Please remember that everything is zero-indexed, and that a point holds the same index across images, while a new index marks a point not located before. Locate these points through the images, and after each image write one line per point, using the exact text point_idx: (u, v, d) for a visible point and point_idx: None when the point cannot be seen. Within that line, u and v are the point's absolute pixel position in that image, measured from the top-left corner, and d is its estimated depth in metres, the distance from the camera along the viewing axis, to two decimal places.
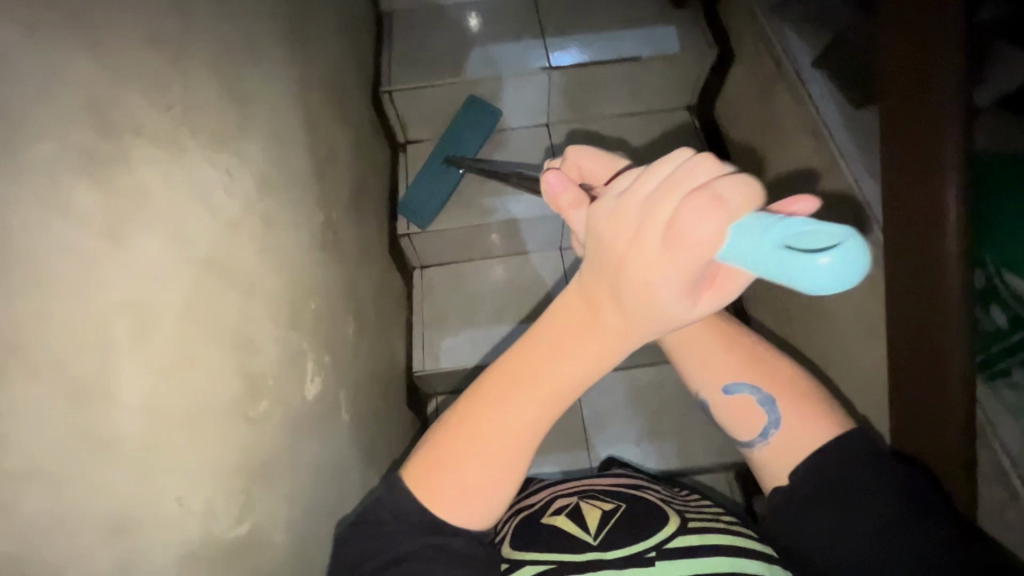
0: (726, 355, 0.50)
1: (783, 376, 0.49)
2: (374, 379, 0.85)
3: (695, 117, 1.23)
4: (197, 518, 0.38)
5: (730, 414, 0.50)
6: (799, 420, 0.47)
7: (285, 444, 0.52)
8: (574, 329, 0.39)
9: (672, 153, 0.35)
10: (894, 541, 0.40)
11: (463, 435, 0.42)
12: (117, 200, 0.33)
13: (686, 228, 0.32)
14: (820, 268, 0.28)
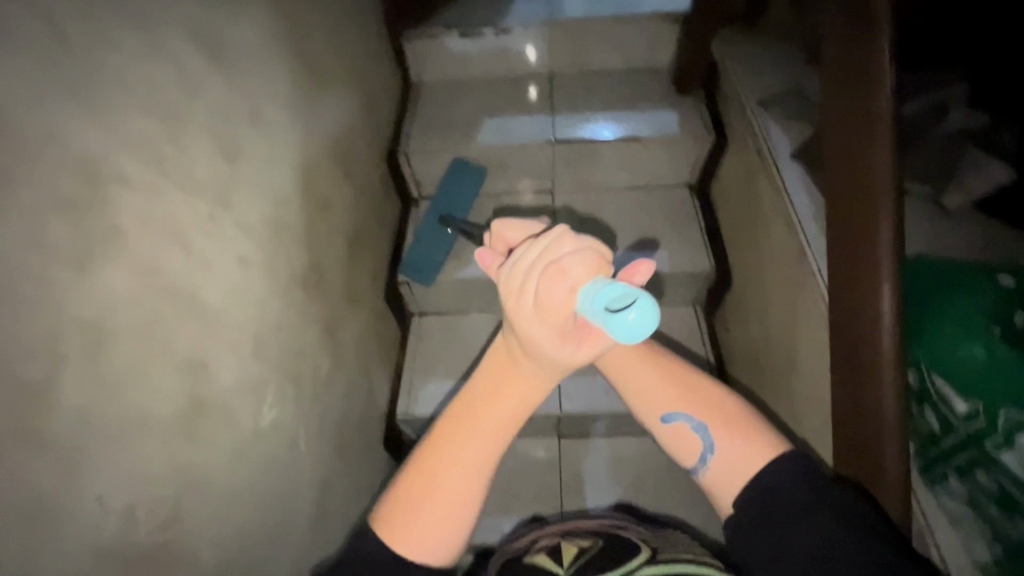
0: (660, 384, 0.58)
1: (715, 405, 0.57)
2: (345, 417, 0.89)
3: (695, 195, 1.28)
4: (117, 519, 0.42)
5: (672, 440, 0.57)
6: (729, 446, 0.55)
7: (228, 465, 0.57)
8: (500, 379, 0.49)
9: (547, 232, 0.47)
10: (827, 547, 0.46)
11: (422, 478, 0.48)
12: (90, 235, 0.40)
13: (548, 297, 0.44)
14: (627, 321, 0.40)
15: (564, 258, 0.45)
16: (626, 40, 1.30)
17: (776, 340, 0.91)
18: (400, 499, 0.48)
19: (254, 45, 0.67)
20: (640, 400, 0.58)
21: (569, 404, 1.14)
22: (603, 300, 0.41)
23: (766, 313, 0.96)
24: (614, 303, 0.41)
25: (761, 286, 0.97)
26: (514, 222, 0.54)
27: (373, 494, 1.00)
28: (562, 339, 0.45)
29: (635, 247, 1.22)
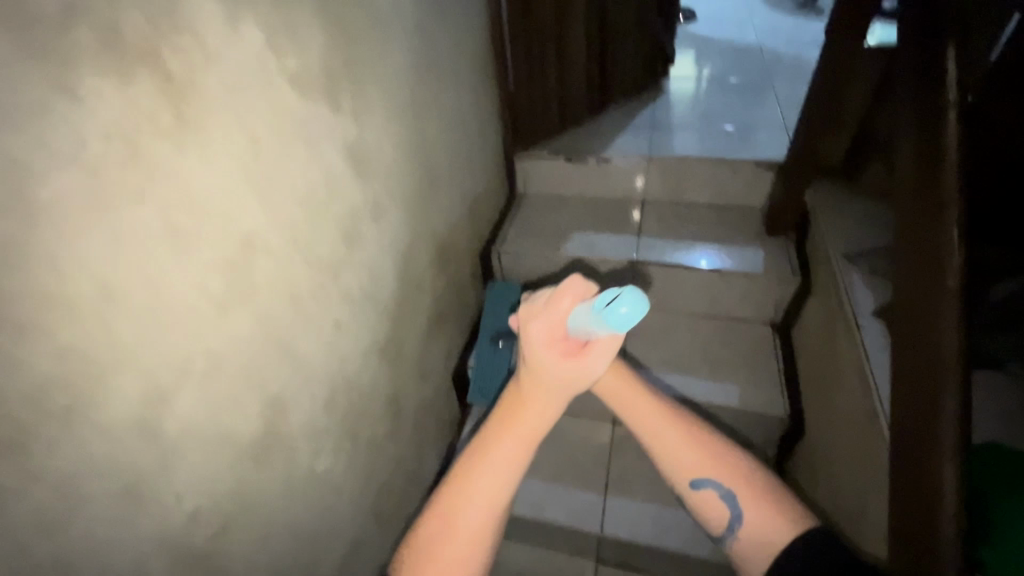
0: (688, 445, 0.59)
1: (744, 477, 0.58)
2: (389, 483, 0.94)
3: (774, 334, 1.26)
4: (184, 517, 0.50)
5: (701, 508, 0.58)
6: (756, 520, 0.56)
7: (278, 498, 0.64)
8: (511, 413, 0.56)
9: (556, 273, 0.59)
10: None
11: (442, 511, 0.55)
12: (234, 287, 0.53)
13: (548, 302, 0.54)
14: (621, 310, 0.49)
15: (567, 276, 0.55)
16: (720, 179, 1.38)
17: (845, 503, 0.83)
18: (425, 533, 0.55)
19: (391, 157, 0.84)
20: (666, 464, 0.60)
21: (610, 525, 1.12)
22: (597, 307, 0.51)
23: (835, 471, 0.89)
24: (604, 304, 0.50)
25: (832, 441, 0.91)
26: None
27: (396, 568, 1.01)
28: (555, 350, 0.53)
29: (703, 375, 1.21)
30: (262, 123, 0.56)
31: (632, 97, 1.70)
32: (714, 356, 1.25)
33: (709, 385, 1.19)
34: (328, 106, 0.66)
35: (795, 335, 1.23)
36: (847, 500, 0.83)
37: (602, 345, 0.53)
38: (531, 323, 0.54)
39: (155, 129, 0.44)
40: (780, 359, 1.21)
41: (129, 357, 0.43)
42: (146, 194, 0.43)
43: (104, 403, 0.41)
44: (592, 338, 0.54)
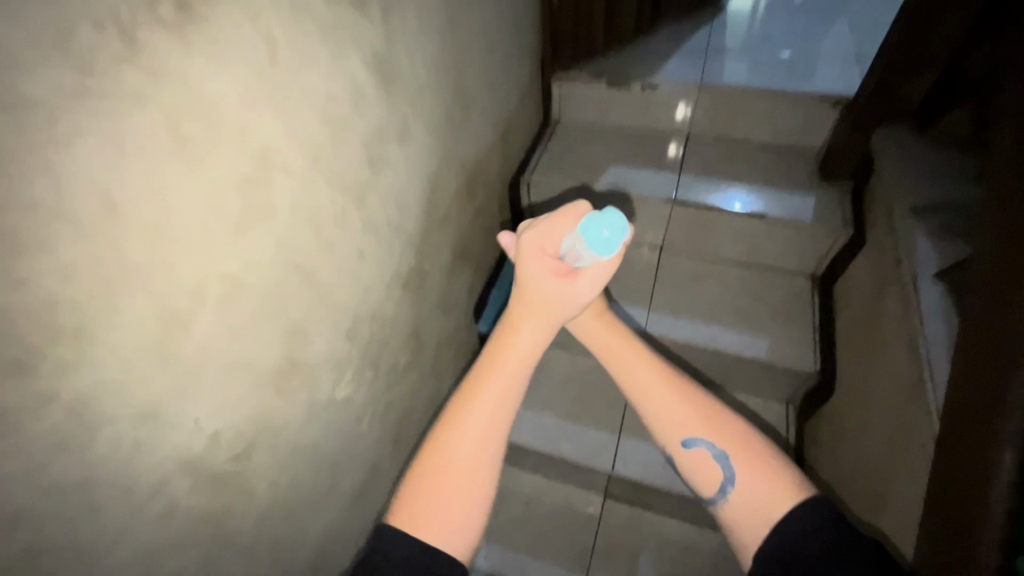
0: (677, 403, 0.59)
1: (738, 435, 0.57)
2: (407, 412, 0.95)
3: (813, 287, 1.20)
4: (203, 440, 0.50)
5: (692, 467, 0.57)
6: (751, 483, 0.54)
7: (297, 424, 0.64)
8: (500, 347, 0.57)
9: None
10: None
11: (431, 453, 0.54)
12: (250, 206, 0.50)
13: (549, 219, 0.59)
14: (604, 229, 0.55)
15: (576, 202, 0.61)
16: (777, 116, 1.25)
17: (873, 467, 0.81)
18: (414, 478, 0.54)
19: (421, 71, 0.76)
20: (657, 423, 0.60)
21: (623, 466, 1.11)
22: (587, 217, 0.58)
23: (861, 434, 0.86)
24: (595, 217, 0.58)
25: (864, 404, 0.88)
26: None
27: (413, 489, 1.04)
28: (545, 264, 0.57)
29: (732, 326, 1.16)
30: (279, 21, 0.49)
31: (688, 17, 1.52)
32: (747, 307, 1.19)
33: (739, 336, 1.15)
34: (354, 6, 0.59)
35: (839, 295, 1.14)
36: (874, 464, 0.80)
37: (591, 270, 0.57)
38: (525, 235, 0.59)
39: (156, 22, 0.38)
40: (816, 313, 1.15)
41: (137, 276, 0.40)
42: (149, 98, 0.38)
43: (113, 324, 0.39)
44: (583, 264, 0.57)
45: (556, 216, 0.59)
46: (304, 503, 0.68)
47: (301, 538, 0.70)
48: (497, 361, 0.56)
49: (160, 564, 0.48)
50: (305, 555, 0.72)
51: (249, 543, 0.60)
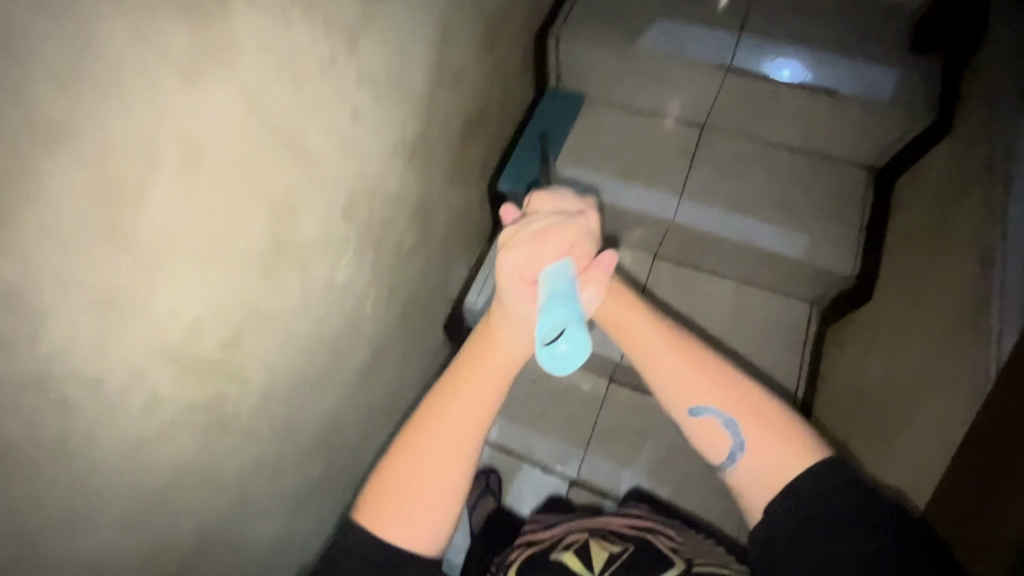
0: (685, 369, 0.55)
1: (751, 403, 0.53)
2: (413, 293, 0.90)
3: (869, 179, 1.07)
4: (181, 328, 0.45)
5: (700, 435, 0.54)
6: (762, 448, 0.51)
7: (292, 308, 0.58)
8: (477, 360, 0.57)
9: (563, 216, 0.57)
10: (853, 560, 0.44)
11: (401, 461, 0.54)
12: (203, 46, 0.39)
13: (531, 242, 0.55)
14: (559, 348, 0.47)
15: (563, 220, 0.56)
16: None
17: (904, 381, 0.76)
18: (383, 482, 0.53)
19: None
20: (661, 387, 0.56)
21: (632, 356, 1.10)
22: (559, 294, 0.51)
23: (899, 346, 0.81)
24: (564, 305, 0.49)
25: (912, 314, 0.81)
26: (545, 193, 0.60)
27: (419, 366, 1.04)
28: (523, 292, 0.56)
29: (770, 219, 1.05)
30: None
31: None
32: (789, 197, 1.07)
33: (774, 232, 1.04)
34: None
35: (892, 209, 1.02)
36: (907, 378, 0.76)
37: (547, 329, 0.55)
38: (505, 254, 0.56)
39: None
40: (867, 211, 1.03)
41: (56, 133, 0.32)
42: None
43: (36, 193, 0.32)
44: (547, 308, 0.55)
45: (537, 239, 0.55)
46: (303, 385, 0.66)
47: (306, 416, 0.69)
48: (473, 373, 0.56)
49: (153, 452, 0.46)
50: (312, 429, 0.72)
51: (251, 425, 0.58)
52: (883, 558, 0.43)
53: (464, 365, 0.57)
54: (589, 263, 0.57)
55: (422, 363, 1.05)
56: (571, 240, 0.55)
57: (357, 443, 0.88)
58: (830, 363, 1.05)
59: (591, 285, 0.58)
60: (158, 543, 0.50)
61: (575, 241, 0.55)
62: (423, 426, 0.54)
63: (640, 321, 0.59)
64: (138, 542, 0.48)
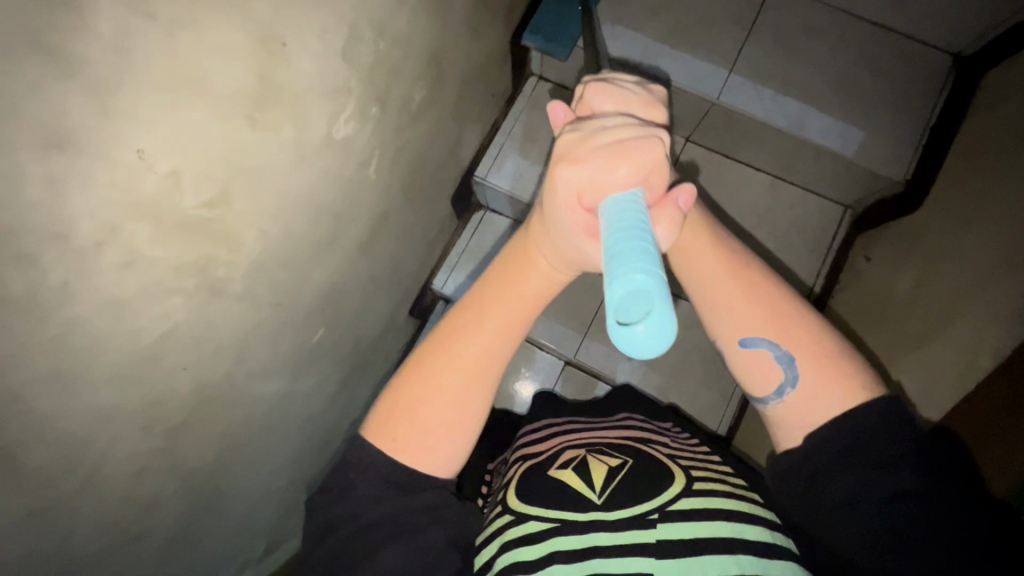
0: (746, 298, 0.50)
1: (810, 339, 0.48)
2: (420, 159, 0.82)
3: (953, 69, 0.91)
4: (158, 180, 0.39)
5: (749, 367, 0.50)
6: (817, 385, 0.47)
7: (285, 165, 0.51)
8: (507, 284, 0.55)
9: (643, 129, 0.48)
10: (894, 522, 0.42)
11: (417, 386, 0.52)
12: None
13: (599, 157, 0.46)
14: (637, 331, 0.36)
15: (644, 138, 0.47)
16: None
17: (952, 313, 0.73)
18: (396, 404, 0.52)
19: None
20: (708, 311, 0.52)
21: None
22: (629, 251, 0.38)
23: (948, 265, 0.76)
24: (637, 263, 0.37)
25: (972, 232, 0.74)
26: (610, 91, 0.55)
27: (423, 239, 1.00)
28: (579, 217, 0.49)
29: (825, 107, 0.93)
30: None
31: None
32: (853, 80, 0.93)
33: (830, 124, 0.93)
34: None
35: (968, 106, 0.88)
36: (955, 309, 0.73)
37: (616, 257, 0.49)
38: (564, 168, 0.48)
39: None
40: (939, 108, 0.90)
41: None
42: None
43: None
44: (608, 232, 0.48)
45: (608, 155, 0.46)
46: (300, 251, 0.61)
47: (306, 284, 0.66)
48: (504, 298, 0.54)
49: (144, 315, 0.43)
50: (311, 297, 0.69)
51: (247, 290, 0.55)
52: (925, 495, 0.42)
53: (493, 289, 0.55)
54: (662, 194, 0.49)
55: (426, 235, 1.01)
56: (647, 163, 0.46)
57: (358, 311, 0.87)
58: (853, 272, 0.99)
59: (662, 222, 0.49)
60: (160, 398, 0.50)
61: (655, 166, 0.46)
62: (444, 352, 0.52)
63: (700, 245, 0.53)
64: (138, 394, 0.47)
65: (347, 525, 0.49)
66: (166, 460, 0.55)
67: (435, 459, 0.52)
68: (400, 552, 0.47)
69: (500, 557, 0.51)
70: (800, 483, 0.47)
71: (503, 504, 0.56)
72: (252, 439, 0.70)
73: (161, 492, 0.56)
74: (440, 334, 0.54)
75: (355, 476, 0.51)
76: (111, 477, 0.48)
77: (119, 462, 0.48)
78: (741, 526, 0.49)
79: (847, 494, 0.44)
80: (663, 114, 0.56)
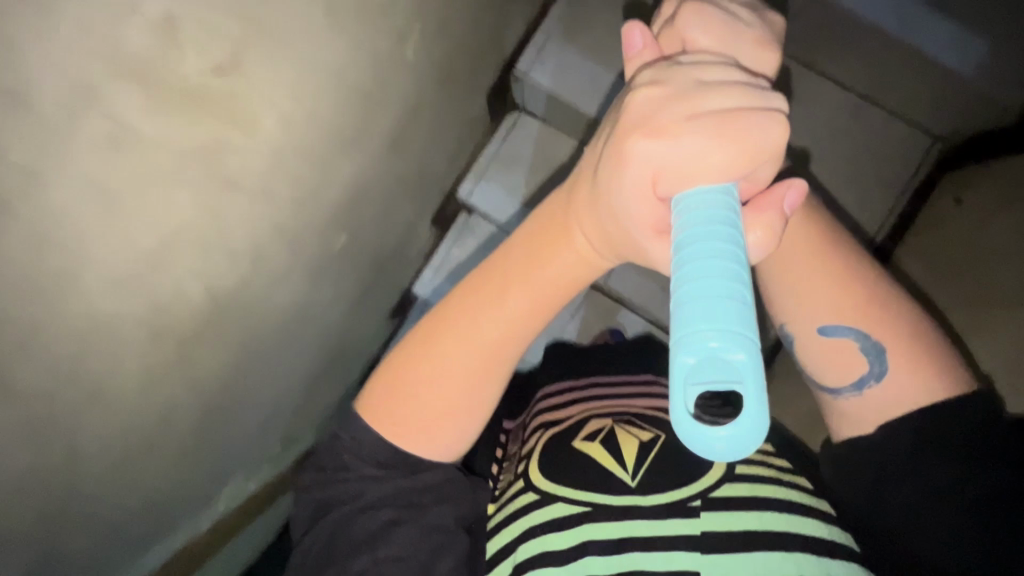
0: (836, 291, 0.50)
1: (899, 333, 0.50)
2: (461, 38, 0.69)
3: None
4: (151, 29, 0.28)
5: (824, 359, 0.52)
6: (902, 380, 0.49)
7: (311, 26, 0.40)
8: (529, 269, 0.51)
9: (754, 108, 0.42)
10: (918, 493, 0.48)
11: (430, 368, 0.52)
12: None
13: (699, 138, 0.41)
14: (719, 440, 0.35)
15: (754, 120, 0.41)
16: None
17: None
18: (409, 380, 0.53)
19: None
20: (785, 300, 0.52)
21: None
22: (717, 332, 0.34)
23: None
24: (727, 355, 0.34)
25: None
26: (709, 26, 0.50)
27: (453, 139, 0.88)
28: (649, 206, 0.44)
29: None
30: None
31: None
32: None
33: (944, 39, 0.81)
34: None
35: None
36: None
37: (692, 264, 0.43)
38: (644, 140, 0.42)
39: None
40: None
41: None
42: None
43: None
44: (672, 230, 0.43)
45: (710, 136, 0.40)
46: (324, 144, 0.51)
47: (328, 185, 0.57)
48: (521, 283, 0.51)
49: (144, 211, 0.35)
50: (333, 197, 0.60)
51: (264, 186, 0.46)
52: (955, 470, 0.47)
53: (513, 270, 0.52)
54: (761, 193, 0.45)
55: (458, 134, 0.89)
56: (750, 148, 0.41)
57: (381, 216, 0.78)
58: (934, 217, 0.82)
59: (757, 227, 0.44)
60: (165, 305, 0.43)
61: (761, 156, 0.41)
62: (457, 333, 0.52)
63: (789, 244, 0.51)
64: (142, 302, 0.40)
65: (342, 510, 0.53)
66: (177, 371, 0.49)
67: (448, 437, 0.54)
68: (405, 534, 0.52)
69: (522, 548, 0.54)
70: (848, 467, 0.52)
71: (526, 479, 0.57)
72: (267, 351, 0.64)
73: (172, 403, 0.51)
74: (451, 311, 0.53)
75: (348, 460, 0.55)
76: (116, 389, 0.42)
77: (126, 373, 0.43)
78: (787, 516, 0.51)
79: (915, 489, 0.48)
80: (769, 61, 0.51)
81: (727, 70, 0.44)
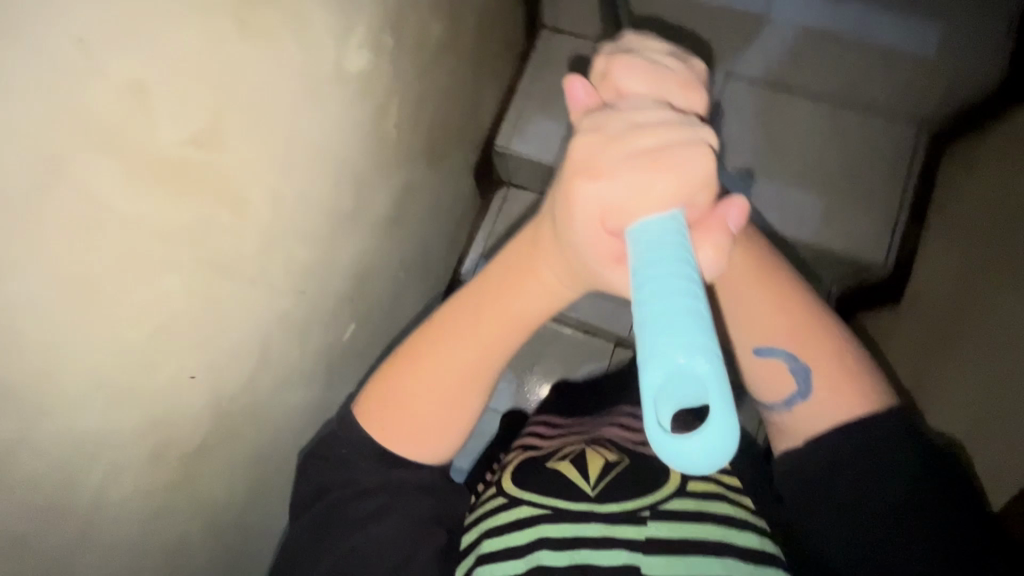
0: (767, 308, 0.48)
1: (832, 355, 0.47)
2: (438, 118, 0.71)
3: None
4: (121, 98, 0.27)
5: (753, 374, 0.49)
6: (829, 399, 0.46)
7: (290, 103, 0.40)
8: (496, 299, 0.51)
9: (684, 136, 0.41)
10: (850, 499, 0.44)
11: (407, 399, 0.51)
12: None
13: (632, 172, 0.39)
14: (692, 455, 0.31)
15: (685, 149, 0.40)
16: None
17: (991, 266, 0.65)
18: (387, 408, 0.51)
19: None
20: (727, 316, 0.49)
21: None
22: (680, 341, 0.32)
23: None
24: (693, 360, 0.31)
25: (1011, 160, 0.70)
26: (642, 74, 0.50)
27: (449, 218, 0.89)
28: (600, 240, 0.42)
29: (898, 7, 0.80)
30: None
31: None
32: None
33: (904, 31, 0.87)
34: None
35: None
36: None
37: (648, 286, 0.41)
38: (584, 182, 0.41)
39: None
40: None
41: None
42: None
43: None
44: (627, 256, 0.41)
45: (645, 168, 0.39)
46: (319, 226, 0.50)
47: (329, 269, 0.55)
48: (482, 309, 0.51)
49: (129, 301, 0.32)
50: (339, 282, 0.58)
51: (263, 272, 0.44)
52: (884, 473, 0.44)
53: (479, 298, 0.52)
54: (705, 213, 0.41)
55: (453, 213, 0.89)
56: (684, 181, 0.39)
57: (390, 301, 0.75)
58: (951, 190, 0.81)
59: (705, 247, 0.41)
60: (165, 415, 0.39)
61: (697, 183, 0.39)
62: (428, 363, 0.51)
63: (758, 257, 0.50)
64: (133, 412, 0.36)
65: (339, 493, 0.50)
66: (184, 494, 0.44)
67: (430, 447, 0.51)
68: (391, 523, 0.49)
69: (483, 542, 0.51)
70: (797, 478, 0.47)
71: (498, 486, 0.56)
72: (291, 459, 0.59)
73: (184, 534, 0.45)
74: (420, 358, 0.51)
75: (348, 453, 0.51)
76: (113, 522, 0.37)
77: (120, 503, 0.37)
78: (727, 525, 0.49)
79: (846, 490, 0.45)
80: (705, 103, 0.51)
81: (659, 109, 0.43)
